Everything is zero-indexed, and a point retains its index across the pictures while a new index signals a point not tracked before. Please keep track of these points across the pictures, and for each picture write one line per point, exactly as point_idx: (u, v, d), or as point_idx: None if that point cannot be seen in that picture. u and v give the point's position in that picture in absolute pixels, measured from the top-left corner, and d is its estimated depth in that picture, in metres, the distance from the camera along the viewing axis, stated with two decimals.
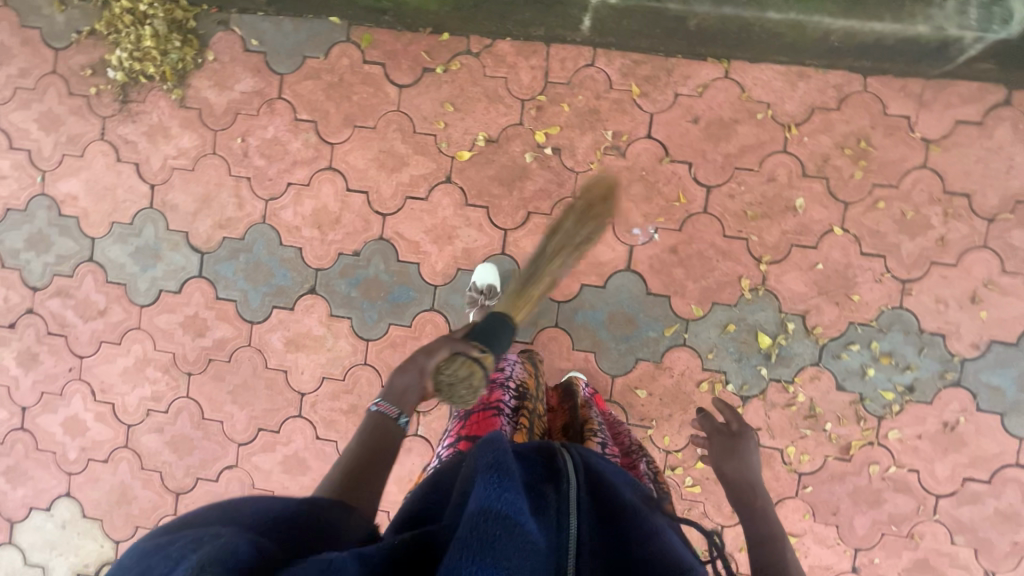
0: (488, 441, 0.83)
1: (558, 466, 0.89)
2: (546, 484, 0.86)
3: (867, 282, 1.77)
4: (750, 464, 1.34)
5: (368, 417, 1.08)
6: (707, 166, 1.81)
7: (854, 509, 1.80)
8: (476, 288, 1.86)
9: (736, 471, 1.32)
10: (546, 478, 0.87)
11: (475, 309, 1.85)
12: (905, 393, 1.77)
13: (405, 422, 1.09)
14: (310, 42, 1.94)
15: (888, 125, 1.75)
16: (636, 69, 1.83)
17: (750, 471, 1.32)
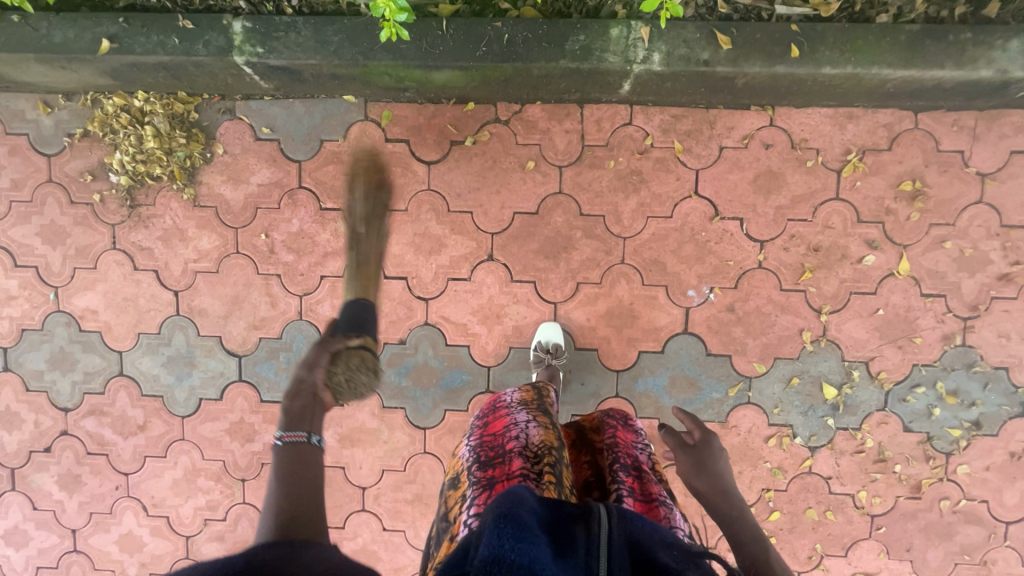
0: (507, 500, 0.86)
1: (587, 508, 0.89)
2: (578, 527, 0.86)
3: (929, 324, 1.75)
4: (716, 468, 1.28)
5: (277, 450, 1.23)
6: (758, 221, 1.75)
7: (926, 543, 1.83)
8: (542, 347, 1.79)
9: (706, 480, 1.26)
10: (576, 518, 0.88)
11: (542, 369, 1.77)
12: (971, 428, 1.78)
13: (317, 441, 1.27)
14: (326, 123, 1.81)
15: (942, 162, 1.70)
16: (676, 124, 1.75)
17: (718, 477, 1.26)
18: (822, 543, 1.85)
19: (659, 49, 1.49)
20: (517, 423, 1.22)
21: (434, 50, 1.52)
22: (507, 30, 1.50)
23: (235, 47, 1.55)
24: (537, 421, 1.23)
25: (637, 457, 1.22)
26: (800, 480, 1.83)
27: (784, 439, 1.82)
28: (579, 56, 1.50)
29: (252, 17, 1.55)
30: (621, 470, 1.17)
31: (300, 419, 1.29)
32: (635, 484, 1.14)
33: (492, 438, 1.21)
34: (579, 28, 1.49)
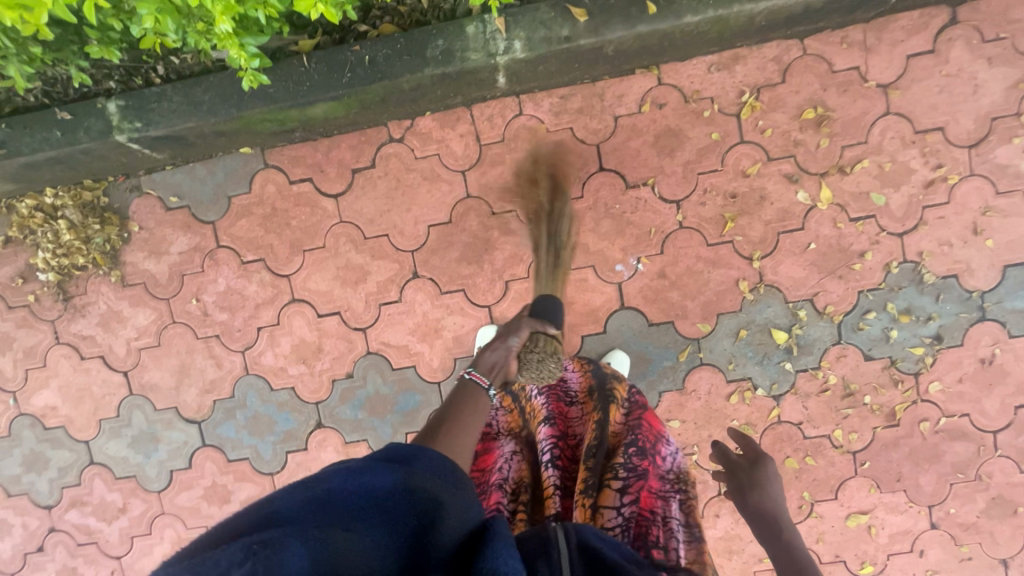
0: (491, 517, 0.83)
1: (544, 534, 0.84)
2: (537, 557, 0.80)
3: (865, 247, 1.70)
4: (770, 492, 1.22)
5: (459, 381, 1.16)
6: (668, 181, 1.72)
7: (916, 470, 1.78)
8: None
9: (759, 501, 1.21)
10: (536, 551, 0.81)
11: None
12: (933, 343, 1.72)
13: None
14: (230, 179, 1.83)
15: (840, 82, 1.66)
16: (567, 104, 1.73)
17: (772, 503, 1.21)
18: (810, 489, 1.81)
19: (518, 35, 1.47)
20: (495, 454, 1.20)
21: (302, 87, 1.53)
22: (367, 52, 1.50)
23: (114, 127, 1.58)
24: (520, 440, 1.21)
25: (646, 439, 1.17)
26: (772, 431, 1.79)
27: (746, 393, 1.78)
28: (441, 61, 1.49)
29: (124, 94, 1.58)
30: (630, 457, 1.13)
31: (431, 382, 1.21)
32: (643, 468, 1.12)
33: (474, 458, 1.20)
34: (435, 33, 1.49)
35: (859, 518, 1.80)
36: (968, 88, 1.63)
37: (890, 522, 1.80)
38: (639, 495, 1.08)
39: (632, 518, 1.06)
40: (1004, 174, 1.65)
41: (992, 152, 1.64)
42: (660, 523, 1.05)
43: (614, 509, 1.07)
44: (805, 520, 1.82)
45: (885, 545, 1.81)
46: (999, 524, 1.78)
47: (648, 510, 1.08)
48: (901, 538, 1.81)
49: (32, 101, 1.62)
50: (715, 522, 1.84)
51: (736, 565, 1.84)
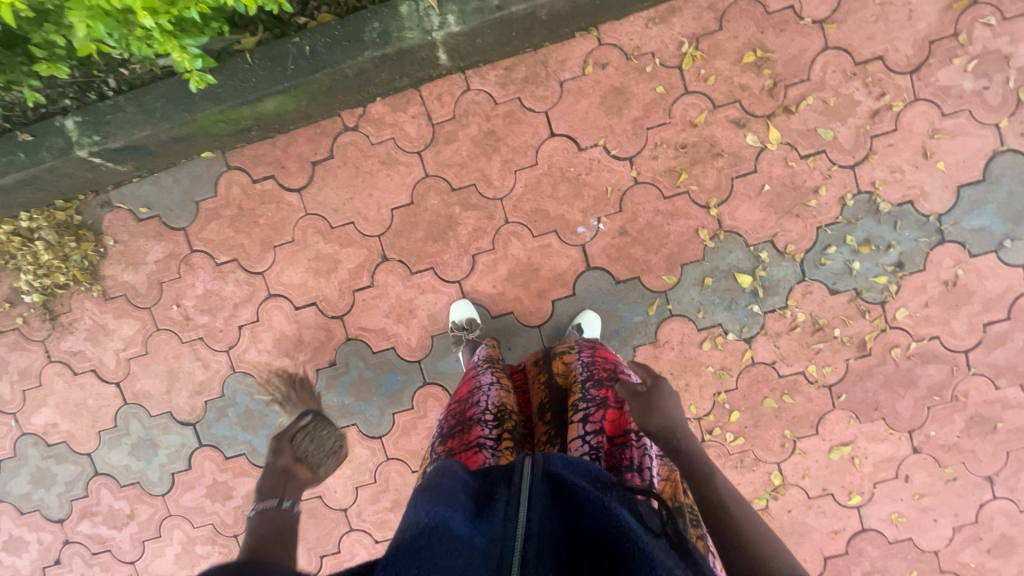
0: (445, 471, 0.89)
1: (510, 468, 0.91)
2: (501, 489, 0.87)
3: (819, 183, 1.73)
4: (665, 413, 1.11)
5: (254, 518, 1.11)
6: (619, 139, 1.76)
7: (892, 397, 1.81)
8: (457, 325, 1.82)
9: (660, 428, 1.08)
10: (501, 484, 0.88)
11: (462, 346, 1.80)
12: (896, 270, 1.75)
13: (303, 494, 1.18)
14: (195, 185, 1.88)
15: (776, 23, 1.68)
16: (512, 74, 1.76)
17: (671, 422, 1.10)
18: (791, 427, 1.84)
19: (451, 10, 1.51)
20: (480, 391, 1.23)
21: (249, 83, 1.57)
22: (307, 42, 1.55)
23: (75, 143, 1.63)
24: (498, 386, 1.26)
25: (608, 370, 1.23)
26: (748, 374, 1.82)
27: (717, 339, 1.81)
28: (380, 42, 1.53)
29: (80, 110, 1.62)
30: (591, 385, 1.19)
31: (277, 485, 1.21)
32: (605, 394, 1.16)
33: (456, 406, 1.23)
34: (370, 17, 1.53)
35: (841, 450, 1.84)
36: (902, 15, 1.65)
37: (872, 451, 1.84)
38: (606, 417, 1.13)
39: (605, 441, 1.09)
40: (947, 95, 1.67)
41: (932, 76, 1.67)
42: (635, 443, 1.10)
43: (583, 436, 1.10)
44: (790, 458, 1.85)
45: (870, 474, 1.85)
46: (979, 441, 1.81)
47: (621, 429, 1.12)
48: (885, 465, 1.84)
49: None
50: None
51: None
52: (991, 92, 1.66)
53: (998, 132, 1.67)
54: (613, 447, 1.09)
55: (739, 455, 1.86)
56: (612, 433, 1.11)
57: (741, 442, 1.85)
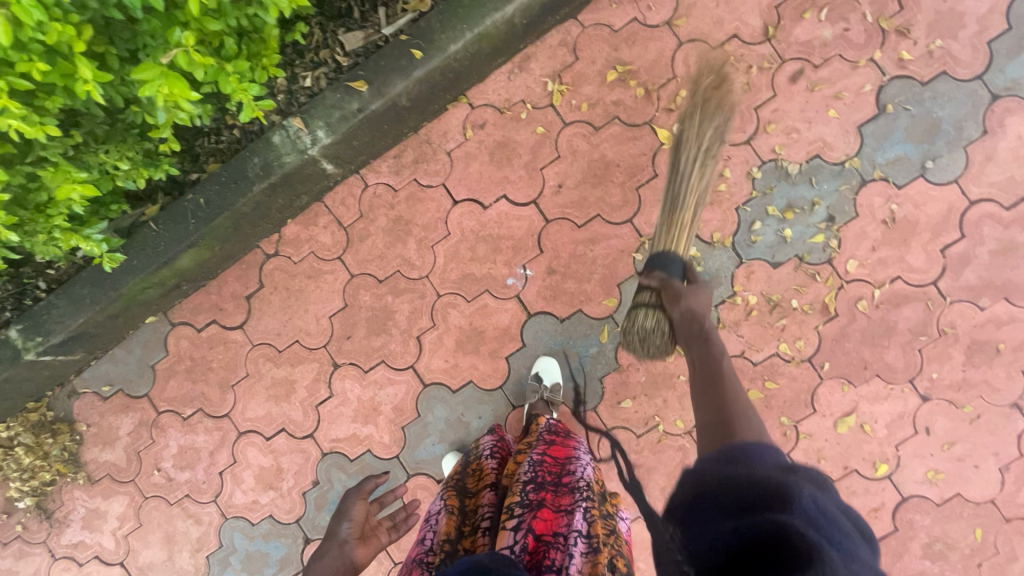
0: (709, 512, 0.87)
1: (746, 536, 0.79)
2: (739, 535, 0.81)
3: (721, 167, 1.72)
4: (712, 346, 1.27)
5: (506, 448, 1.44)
6: (518, 187, 1.79)
7: (878, 351, 1.70)
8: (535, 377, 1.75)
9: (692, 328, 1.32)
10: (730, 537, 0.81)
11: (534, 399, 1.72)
12: (830, 225, 1.69)
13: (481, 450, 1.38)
14: (147, 350, 1.95)
15: (626, 38, 1.74)
16: (402, 160, 1.83)
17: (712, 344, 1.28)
18: (786, 412, 1.73)
19: (319, 125, 1.59)
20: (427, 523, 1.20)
21: (159, 247, 1.66)
22: (200, 195, 1.64)
23: (21, 348, 1.71)
24: (445, 512, 1.19)
25: (548, 467, 1.22)
26: None
27: None
28: (264, 174, 1.62)
29: (19, 318, 1.72)
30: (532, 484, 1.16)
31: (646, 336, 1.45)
32: (543, 495, 1.13)
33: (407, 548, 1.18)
34: (249, 155, 1.62)
35: (847, 421, 1.71)
36: None
37: (880, 413, 1.71)
38: (539, 518, 1.08)
39: (530, 541, 1.04)
40: (812, 48, 1.68)
41: (791, 35, 1.69)
42: (561, 544, 1.03)
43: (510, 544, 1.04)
44: (797, 445, 1.73)
45: (888, 438, 1.71)
46: (987, 369, 1.68)
47: (551, 529, 1.06)
48: (900, 424, 1.71)
49: None
50: None
51: None
52: (853, 31, 1.67)
53: (875, 65, 1.67)
54: (540, 547, 1.03)
55: None
56: (541, 534, 1.05)
57: None
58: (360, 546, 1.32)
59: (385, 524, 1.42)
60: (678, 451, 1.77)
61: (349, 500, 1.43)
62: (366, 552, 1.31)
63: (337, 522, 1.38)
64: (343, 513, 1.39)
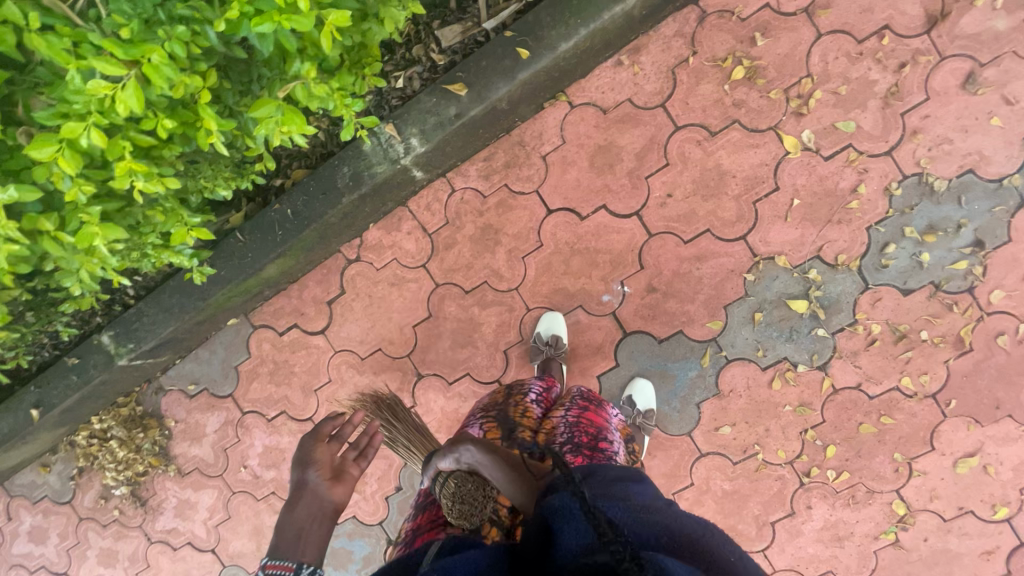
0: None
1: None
2: None
3: (854, 182, 1.53)
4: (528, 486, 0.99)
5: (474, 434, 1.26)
6: (619, 197, 1.64)
7: (1014, 389, 1.55)
8: (633, 410, 1.64)
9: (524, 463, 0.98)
10: None
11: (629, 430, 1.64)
12: (976, 251, 1.51)
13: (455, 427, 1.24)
14: (229, 352, 1.94)
15: (755, 28, 1.52)
16: (492, 163, 1.69)
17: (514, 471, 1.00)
18: (901, 448, 1.62)
19: (412, 132, 1.46)
20: None
21: (246, 259, 1.60)
22: (287, 206, 1.55)
23: (114, 354, 1.72)
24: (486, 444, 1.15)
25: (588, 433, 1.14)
26: (833, 404, 1.63)
27: (787, 374, 1.63)
28: (353, 185, 1.51)
29: (111, 323, 1.72)
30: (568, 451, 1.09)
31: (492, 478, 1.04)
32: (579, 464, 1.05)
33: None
34: (338, 163, 1.51)
35: (969, 462, 1.59)
36: None
37: (1008, 455, 1.58)
38: None
39: None
40: (980, 44, 1.45)
41: (955, 28, 1.46)
42: None
43: None
44: (909, 483, 1.63)
45: (1013, 481, 1.59)
46: None
47: None
48: None
49: (46, 355, 1.80)
50: (811, 515, 1.69)
51: (852, 547, 1.68)
52: None
53: None
54: None
55: (849, 490, 1.66)
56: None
57: (846, 477, 1.66)
58: (337, 486, 1.15)
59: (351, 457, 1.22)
60: (777, 480, 1.69)
61: (306, 446, 1.22)
62: (346, 491, 1.16)
63: (299, 469, 1.17)
64: (305, 460, 1.18)
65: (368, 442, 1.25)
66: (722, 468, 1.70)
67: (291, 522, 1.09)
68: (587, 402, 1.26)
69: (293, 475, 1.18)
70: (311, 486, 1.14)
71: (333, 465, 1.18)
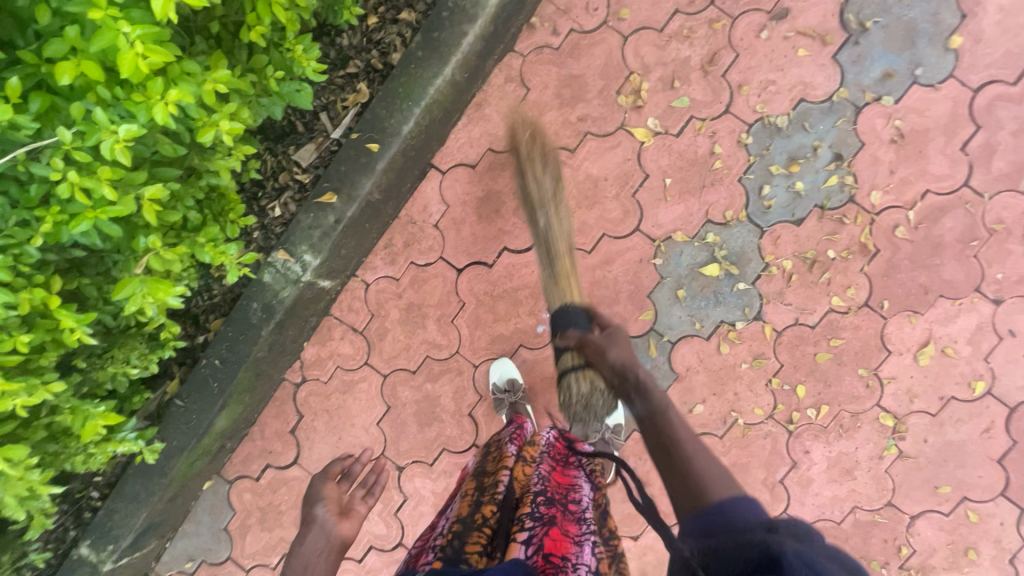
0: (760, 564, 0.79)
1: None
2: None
3: (710, 145, 1.64)
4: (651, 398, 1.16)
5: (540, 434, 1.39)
6: (514, 234, 1.73)
7: (933, 270, 1.61)
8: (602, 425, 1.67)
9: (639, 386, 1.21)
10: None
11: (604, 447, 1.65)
12: (838, 164, 1.61)
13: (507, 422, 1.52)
14: (214, 515, 1.90)
15: (569, 51, 1.67)
16: (393, 247, 1.78)
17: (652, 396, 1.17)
18: (862, 363, 1.65)
19: (304, 249, 1.55)
20: (440, 519, 1.24)
21: (193, 420, 1.63)
22: (214, 357, 1.60)
23: (97, 561, 1.68)
24: (461, 499, 1.23)
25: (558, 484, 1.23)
26: (783, 346, 1.66)
27: (729, 335, 1.68)
28: (267, 316, 1.57)
29: (85, 533, 1.69)
30: (540, 500, 1.16)
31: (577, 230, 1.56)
32: (552, 511, 1.14)
33: (423, 533, 1.25)
34: (247, 302, 1.57)
35: (926, 352, 1.63)
36: None
37: (958, 331, 1.62)
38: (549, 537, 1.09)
39: (541, 560, 1.05)
40: None
41: None
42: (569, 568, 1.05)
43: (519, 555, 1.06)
44: (885, 392, 1.65)
45: (974, 354, 1.62)
46: None
47: (561, 550, 1.08)
48: (981, 336, 1.61)
49: None
50: (812, 458, 1.68)
51: (862, 473, 1.67)
52: None
53: None
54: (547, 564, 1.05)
55: (834, 420, 1.67)
56: (551, 555, 1.06)
57: (826, 410, 1.67)
58: (343, 520, 1.31)
59: (359, 496, 1.44)
60: (767, 436, 1.69)
61: (318, 485, 1.43)
62: (351, 524, 1.31)
63: (310, 508, 1.35)
64: (316, 497, 1.37)
65: (373, 481, 1.47)
66: (712, 446, 1.70)
67: (300, 555, 1.24)
68: (558, 448, 1.37)
69: (305, 512, 1.36)
70: (319, 520, 1.29)
71: (340, 502, 1.37)
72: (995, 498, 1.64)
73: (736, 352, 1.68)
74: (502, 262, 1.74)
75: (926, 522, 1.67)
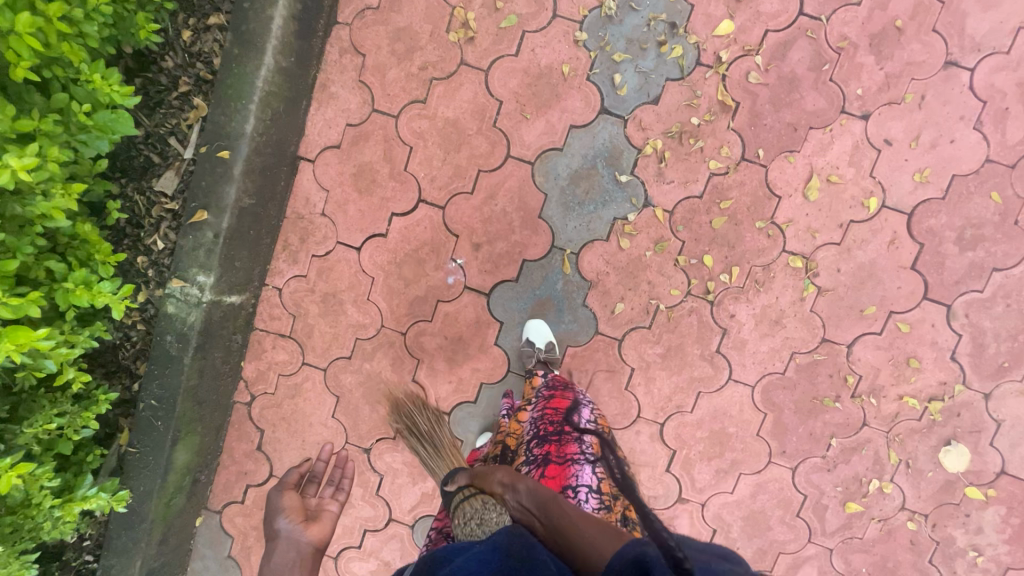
0: None
1: None
2: None
3: (550, 54, 1.66)
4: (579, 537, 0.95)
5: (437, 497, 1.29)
6: (398, 197, 1.76)
7: (796, 106, 1.63)
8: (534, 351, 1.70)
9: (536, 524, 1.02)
10: None
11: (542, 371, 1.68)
12: (675, 32, 1.63)
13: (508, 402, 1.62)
14: (214, 546, 1.96)
15: (391, 6, 1.69)
16: (291, 246, 1.81)
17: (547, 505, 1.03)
18: (757, 216, 1.67)
19: (196, 270, 1.59)
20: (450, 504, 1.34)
21: (151, 462, 1.68)
22: (149, 398, 1.65)
23: None
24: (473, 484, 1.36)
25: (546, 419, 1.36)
26: (679, 223, 1.69)
27: (626, 229, 1.70)
28: (183, 343, 1.62)
29: None
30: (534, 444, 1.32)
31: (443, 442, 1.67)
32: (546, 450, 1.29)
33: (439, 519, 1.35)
34: (161, 336, 1.62)
35: (814, 185, 1.65)
36: None
37: (838, 156, 1.64)
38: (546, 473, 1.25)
39: None
40: None
41: None
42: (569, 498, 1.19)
43: None
44: (787, 237, 1.68)
45: (859, 173, 1.64)
46: (900, 54, 1.60)
47: (560, 483, 1.22)
48: (860, 154, 1.64)
49: None
50: (739, 320, 1.72)
51: (790, 318, 1.71)
52: None
53: None
54: None
55: (748, 278, 1.70)
56: None
57: (739, 271, 1.70)
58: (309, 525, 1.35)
59: (327, 497, 1.49)
60: (691, 312, 1.72)
61: (276, 498, 1.43)
62: (319, 528, 1.36)
63: (273, 523, 1.37)
64: (277, 511, 1.39)
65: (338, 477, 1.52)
66: (644, 337, 1.74)
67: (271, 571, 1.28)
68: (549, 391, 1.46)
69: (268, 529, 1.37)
70: (284, 532, 1.33)
71: (299, 508, 1.40)
72: (920, 303, 1.68)
73: (638, 242, 1.71)
74: (396, 227, 1.77)
75: (863, 346, 1.71)
